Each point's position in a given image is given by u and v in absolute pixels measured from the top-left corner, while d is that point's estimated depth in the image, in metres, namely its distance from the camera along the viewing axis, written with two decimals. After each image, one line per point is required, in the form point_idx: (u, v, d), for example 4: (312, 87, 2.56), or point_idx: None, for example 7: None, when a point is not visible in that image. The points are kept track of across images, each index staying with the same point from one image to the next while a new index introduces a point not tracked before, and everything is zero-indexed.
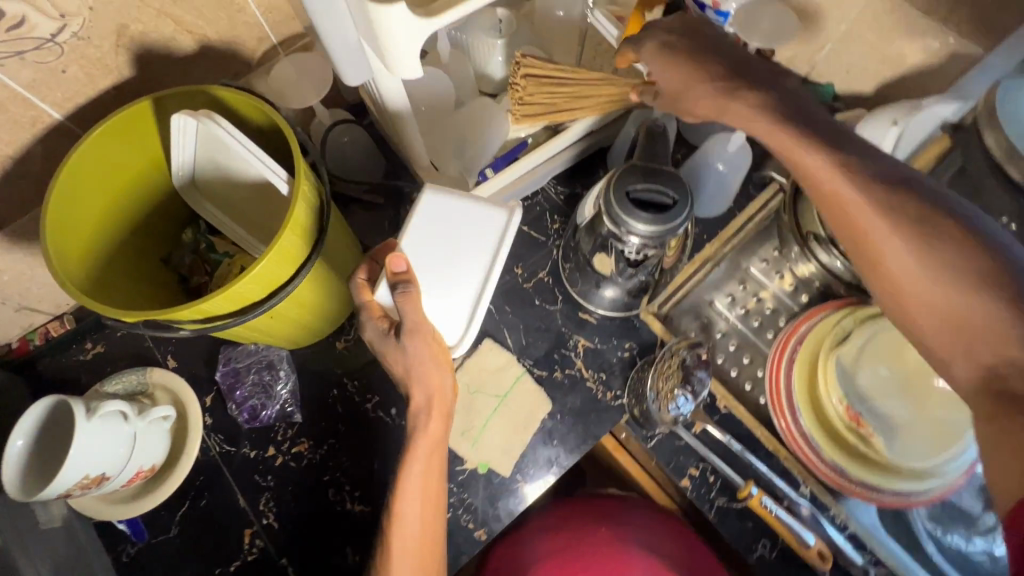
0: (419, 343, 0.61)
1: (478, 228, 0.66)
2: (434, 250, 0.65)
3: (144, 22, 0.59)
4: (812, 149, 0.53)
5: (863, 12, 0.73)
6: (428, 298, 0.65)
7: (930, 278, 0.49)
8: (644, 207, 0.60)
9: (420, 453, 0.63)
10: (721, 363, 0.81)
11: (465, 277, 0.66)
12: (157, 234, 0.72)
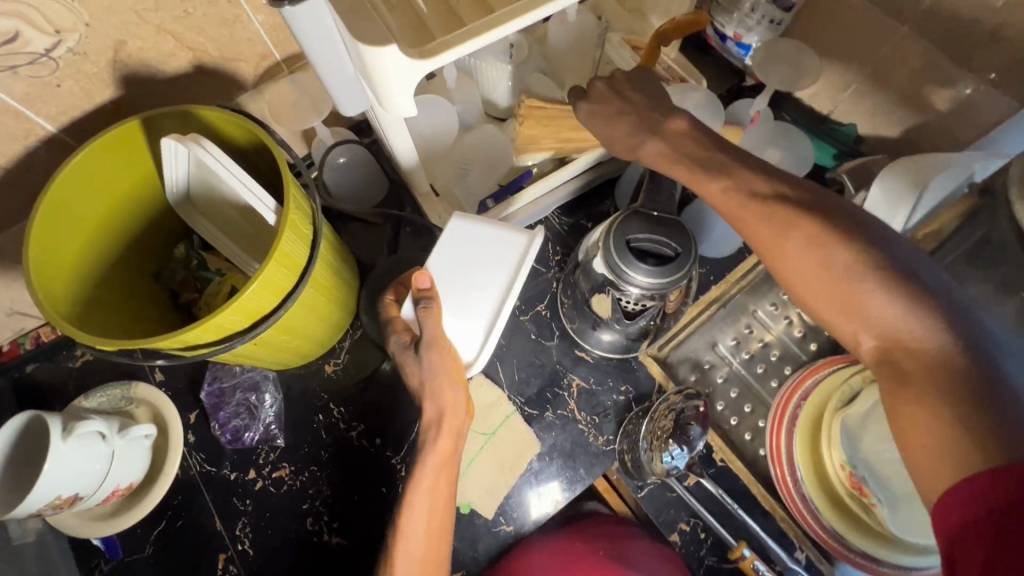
0: (434, 359, 0.60)
1: (500, 250, 0.63)
2: (454, 269, 0.63)
3: (143, 38, 0.58)
4: (759, 194, 0.48)
5: (890, 54, 0.72)
6: (449, 317, 0.63)
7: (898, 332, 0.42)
8: (645, 256, 0.57)
9: (428, 472, 0.59)
10: (721, 411, 0.78)
11: (480, 303, 0.63)
12: (149, 249, 0.71)
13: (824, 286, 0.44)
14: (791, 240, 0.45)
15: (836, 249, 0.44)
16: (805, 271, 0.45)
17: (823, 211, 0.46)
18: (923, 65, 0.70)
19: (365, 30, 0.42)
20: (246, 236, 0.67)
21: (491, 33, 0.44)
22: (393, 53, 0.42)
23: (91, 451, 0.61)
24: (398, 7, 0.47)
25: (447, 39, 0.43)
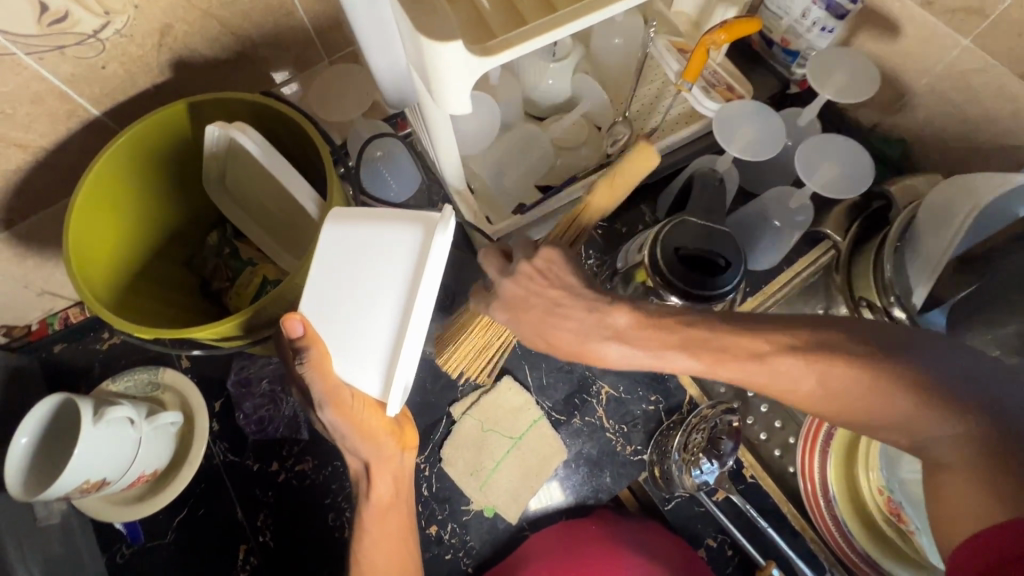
0: (348, 425, 0.54)
1: (390, 258, 0.50)
2: (344, 303, 0.51)
3: (189, 22, 0.57)
4: (727, 349, 0.48)
5: (950, 67, 0.69)
6: (343, 363, 0.52)
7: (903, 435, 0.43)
8: (696, 266, 0.56)
9: (369, 517, 0.60)
10: (751, 425, 0.76)
11: (374, 327, 0.50)
12: (182, 235, 0.71)
13: (848, 409, 0.45)
14: (784, 372, 0.46)
15: (845, 373, 0.44)
16: (829, 403, 0.46)
17: (815, 335, 0.47)
18: (984, 80, 0.68)
19: (427, 23, 0.41)
20: (278, 224, 0.66)
21: (553, 33, 0.43)
22: (454, 48, 0.40)
23: (120, 436, 0.61)
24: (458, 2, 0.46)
25: (509, 37, 0.42)
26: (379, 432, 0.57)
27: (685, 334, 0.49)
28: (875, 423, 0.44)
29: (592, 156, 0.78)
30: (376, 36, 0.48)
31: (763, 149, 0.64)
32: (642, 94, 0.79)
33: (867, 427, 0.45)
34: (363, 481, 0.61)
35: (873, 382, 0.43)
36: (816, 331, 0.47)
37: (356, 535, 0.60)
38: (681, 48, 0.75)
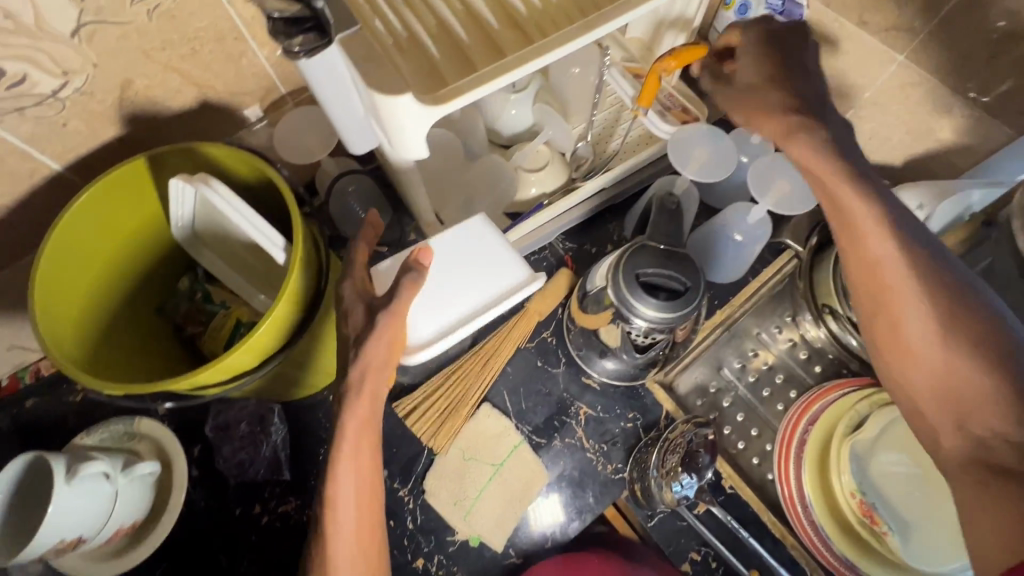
0: (386, 329, 0.57)
1: (498, 265, 0.68)
2: (446, 272, 0.68)
3: (150, 76, 0.58)
4: (880, 235, 0.55)
5: (888, 82, 0.74)
6: (416, 307, 0.67)
7: (959, 397, 0.51)
8: (656, 290, 0.57)
9: (352, 424, 0.57)
10: (728, 435, 0.80)
11: (462, 297, 0.67)
12: (153, 282, 0.71)
13: (897, 342, 0.55)
14: (909, 285, 0.54)
15: (931, 322, 0.53)
16: (892, 330, 0.55)
17: (951, 295, 0.53)
18: (922, 92, 0.72)
19: (382, 78, 0.44)
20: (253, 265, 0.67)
21: (502, 78, 0.45)
22: (406, 102, 0.44)
23: (95, 492, 0.60)
24: (409, 51, 0.47)
25: (459, 85, 0.45)
26: (394, 357, 0.60)
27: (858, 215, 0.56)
28: (920, 369, 0.53)
29: (558, 181, 0.80)
30: (331, 99, 0.50)
31: (716, 170, 0.66)
32: (601, 118, 0.83)
33: (907, 368, 0.54)
34: (350, 394, 0.57)
35: (948, 338, 0.52)
36: (922, 263, 0.54)
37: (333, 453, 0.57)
38: (635, 74, 0.80)
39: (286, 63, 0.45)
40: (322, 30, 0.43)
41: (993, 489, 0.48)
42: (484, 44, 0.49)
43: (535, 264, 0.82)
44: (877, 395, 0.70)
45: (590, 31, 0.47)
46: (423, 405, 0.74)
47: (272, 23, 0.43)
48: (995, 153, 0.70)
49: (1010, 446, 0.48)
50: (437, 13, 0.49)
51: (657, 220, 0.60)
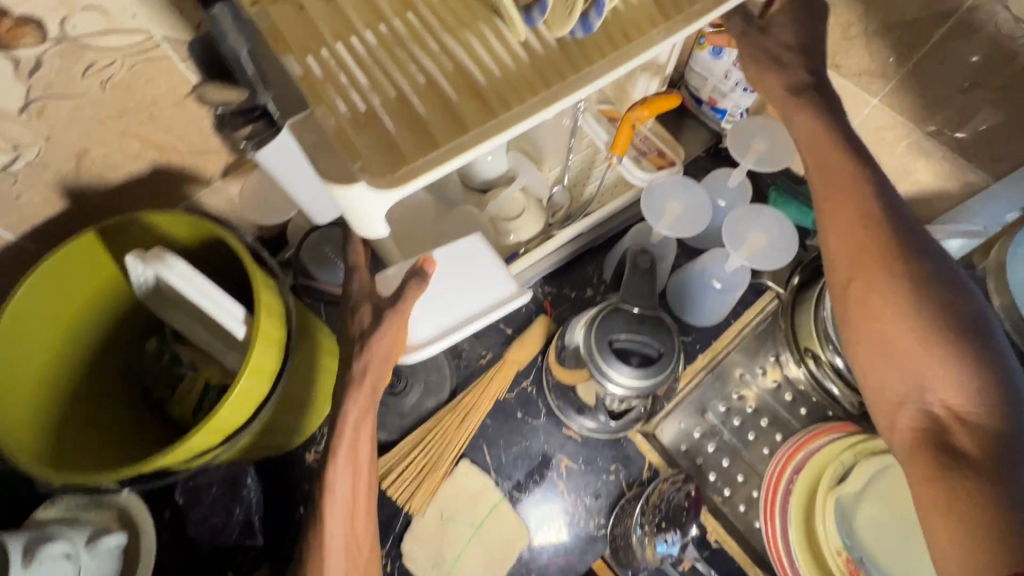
0: (390, 326, 0.60)
1: (491, 282, 0.70)
2: (447, 279, 0.70)
3: (108, 143, 0.57)
4: (857, 201, 0.58)
5: (865, 123, 0.73)
6: (418, 310, 0.68)
7: (920, 359, 0.55)
8: (629, 354, 0.55)
9: (353, 416, 0.59)
10: (713, 481, 0.78)
11: (459, 309, 0.69)
12: (118, 344, 0.68)
13: (872, 313, 0.57)
14: (878, 259, 0.57)
15: (906, 299, 0.56)
16: (872, 303, 0.57)
17: (908, 265, 0.57)
18: (898, 135, 0.71)
19: (331, 164, 0.43)
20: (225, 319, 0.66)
21: (461, 158, 0.45)
22: (361, 189, 0.43)
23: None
24: (366, 125, 0.44)
25: (416, 167, 0.44)
26: (395, 353, 0.62)
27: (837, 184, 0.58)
28: (890, 341, 0.56)
29: (536, 228, 0.79)
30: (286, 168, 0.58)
31: (690, 225, 0.65)
32: (578, 160, 0.81)
33: (879, 340, 0.57)
34: (350, 387, 0.59)
35: (918, 316, 0.56)
36: (898, 244, 0.57)
37: (336, 442, 0.58)
38: (609, 116, 0.79)
39: (237, 152, 0.54)
40: (269, 120, 0.50)
41: (955, 465, 0.51)
42: (444, 116, 0.46)
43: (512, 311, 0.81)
44: (862, 446, 0.69)
45: (551, 104, 0.47)
46: (401, 469, 0.72)
47: (222, 115, 0.52)
48: (970, 199, 0.70)
49: (959, 420, 0.53)
50: (395, 83, 0.46)
51: (631, 276, 0.59)
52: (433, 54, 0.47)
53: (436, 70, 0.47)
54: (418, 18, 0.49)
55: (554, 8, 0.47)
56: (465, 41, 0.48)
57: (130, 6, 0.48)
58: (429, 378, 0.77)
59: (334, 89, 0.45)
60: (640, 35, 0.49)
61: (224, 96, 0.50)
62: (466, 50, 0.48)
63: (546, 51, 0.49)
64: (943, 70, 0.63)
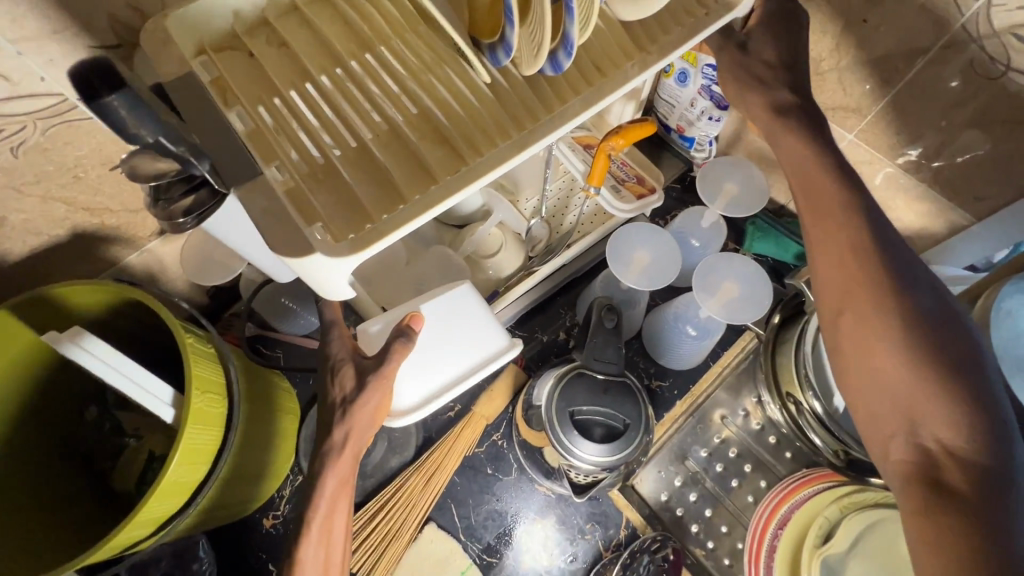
0: (375, 392, 0.53)
1: (480, 337, 0.62)
2: (433, 335, 0.61)
3: (27, 210, 0.53)
4: (846, 220, 0.51)
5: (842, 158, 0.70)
6: (403, 372, 0.60)
7: (920, 399, 0.45)
8: (592, 426, 0.57)
9: (330, 488, 0.52)
10: (695, 533, 0.73)
11: (447, 368, 0.61)
12: (51, 418, 0.62)
13: (860, 341, 0.49)
14: (876, 284, 0.49)
15: (900, 326, 0.47)
16: (861, 331, 0.49)
17: (909, 295, 0.48)
18: (876, 171, 0.68)
19: (283, 233, 0.38)
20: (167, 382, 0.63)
21: (429, 213, 0.40)
22: (317, 259, 0.37)
23: None
24: (325, 182, 0.40)
25: (380, 224, 0.39)
26: (381, 417, 0.55)
27: (821, 203, 0.52)
28: (881, 372, 0.47)
29: (513, 265, 0.73)
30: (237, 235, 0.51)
31: (657, 275, 0.65)
32: (554, 191, 0.77)
33: (868, 372, 0.48)
34: (330, 456, 0.53)
35: (912, 343, 0.47)
36: (895, 267, 0.49)
37: (305, 520, 0.51)
38: (584, 144, 0.74)
39: (174, 228, 0.43)
40: (214, 188, 0.40)
41: (945, 509, 0.42)
42: (410, 167, 0.42)
43: None
44: (849, 499, 0.65)
45: (524, 148, 0.42)
46: (366, 537, 0.69)
47: (154, 190, 0.40)
48: (951, 237, 0.68)
49: (955, 463, 0.44)
50: (355, 132, 0.42)
51: (595, 337, 0.59)
52: (398, 96, 0.43)
53: (400, 115, 0.42)
54: (379, 58, 0.44)
55: (520, 48, 0.43)
56: (432, 81, 0.43)
57: (36, 69, 0.45)
58: (394, 436, 0.74)
59: (288, 142, 0.41)
60: (613, 69, 0.46)
61: (160, 169, 0.38)
62: (431, 90, 0.43)
63: (515, 89, 0.45)
64: (919, 107, 0.60)
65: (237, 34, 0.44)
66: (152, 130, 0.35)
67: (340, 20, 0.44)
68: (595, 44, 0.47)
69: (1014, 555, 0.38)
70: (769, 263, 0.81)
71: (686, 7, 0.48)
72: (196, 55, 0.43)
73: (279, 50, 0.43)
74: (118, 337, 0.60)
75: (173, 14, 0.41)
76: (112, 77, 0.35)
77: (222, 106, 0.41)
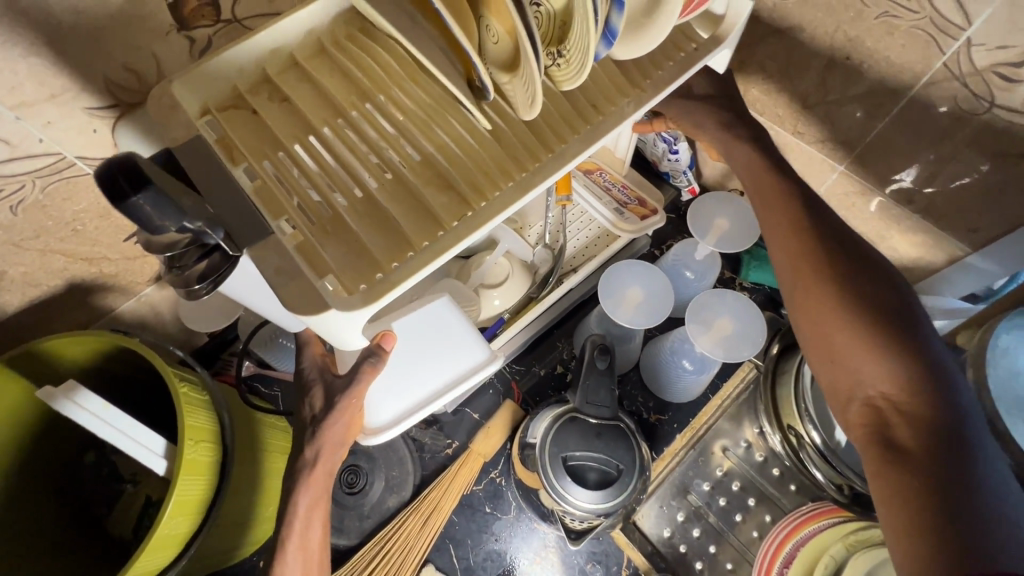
0: (342, 415, 0.53)
1: (457, 349, 0.62)
2: (409, 349, 0.61)
3: (26, 263, 0.54)
4: (788, 194, 0.54)
5: (836, 185, 0.71)
6: (376, 387, 0.59)
7: (870, 358, 0.47)
8: (587, 470, 0.57)
9: (302, 504, 0.52)
10: (699, 571, 0.71)
11: (421, 380, 0.60)
12: (47, 466, 0.62)
13: (810, 307, 0.51)
14: (821, 251, 0.52)
15: (842, 295, 0.50)
16: (809, 299, 0.51)
17: (851, 263, 0.51)
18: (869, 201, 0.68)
19: (294, 298, 0.38)
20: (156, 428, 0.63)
21: (436, 262, 0.40)
22: (334, 316, 0.38)
23: None
24: (333, 235, 0.41)
25: (390, 275, 0.40)
26: (352, 434, 0.56)
27: (773, 181, 0.55)
28: (829, 336, 0.50)
29: (519, 294, 0.73)
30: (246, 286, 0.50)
31: (650, 312, 0.66)
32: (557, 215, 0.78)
33: (819, 337, 0.50)
34: (303, 474, 0.53)
35: (854, 303, 0.49)
36: (832, 245, 0.52)
37: (281, 532, 0.52)
38: (587, 170, 0.78)
39: (187, 298, 0.40)
40: (228, 253, 0.39)
41: (903, 456, 0.44)
42: (416, 214, 0.42)
43: (478, 389, 0.77)
44: (855, 537, 0.62)
45: (527, 190, 0.43)
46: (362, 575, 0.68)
47: (169, 260, 0.39)
48: (950, 265, 0.67)
49: (902, 418, 0.46)
50: (360, 182, 0.42)
51: (588, 380, 0.60)
52: (400, 142, 0.44)
53: (402, 162, 0.43)
54: (379, 107, 0.45)
55: (517, 95, 0.44)
56: (434, 130, 0.44)
57: (34, 131, 0.46)
58: (391, 474, 0.73)
59: (291, 191, 0.42)
60: (610, 107, 0.47)
61: (169, 240, 0.37)
62: (431, 135, 0.44)
63: (516, 132, 0.46)
64: (908, 141, 0.60)
65: (239, 92, 0.44)
66: (179, 220, 0.34)
67: (339, 74, 0.45)
68: (591, 85, 0.48)
69: (970, 488, 0.41)
70: (766, 292, 0.82)
71: (676, 41, 0.49)
72: (202, 114, 0.44)
73: (282, 107, 0.44)
74: (113, 384, 0.61)
75: (179, 78, 0.42)
76: (136, 172, 0.33)
77: (229, 163, 0.42)
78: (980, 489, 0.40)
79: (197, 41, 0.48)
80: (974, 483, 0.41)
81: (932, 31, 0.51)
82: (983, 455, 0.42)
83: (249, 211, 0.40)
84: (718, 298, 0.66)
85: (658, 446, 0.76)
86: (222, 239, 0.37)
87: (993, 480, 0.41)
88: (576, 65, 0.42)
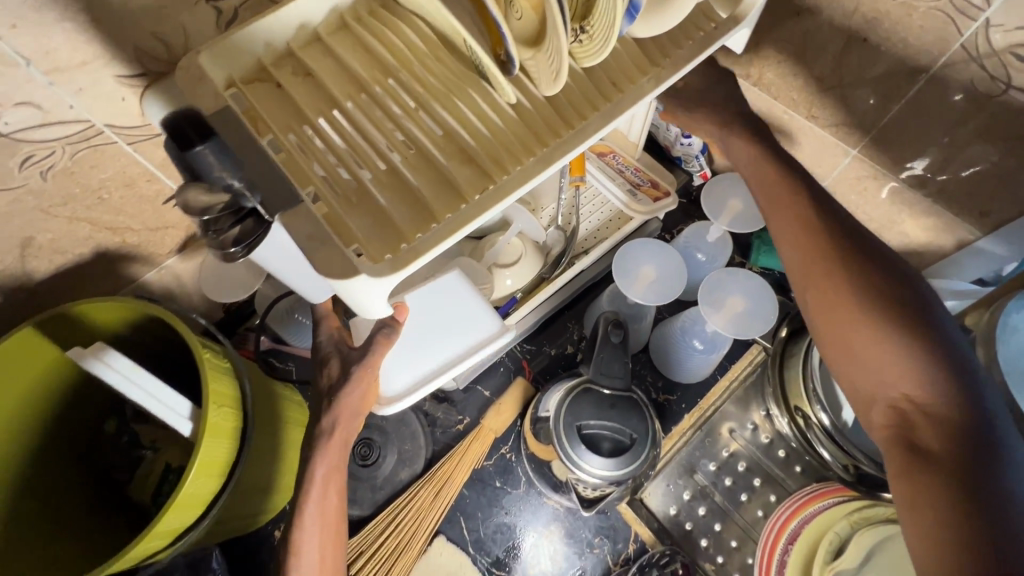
0: (359, 384, 0.55)
1: (469, 321, 0.63)
2: (422, 321, 0.63)
3: (53, 230, 0.55)
4: (802, 193, 0.55)
5: (849, 170, 0.72)
6: (389, 357, 0.61)
7: (889, 355, 0.48)
8: (600, 440, 0.58)
9: (320, 473, 0.53)
10: (704, 548, 0.73)
11: (435, 351, 0.62)
12: (70, 431, 0.63)
13: (827, 307, 0.52)
14: (836, 250, 0.52)
15: (859, 295, 0.50)
16: (824, 299, 0.52)
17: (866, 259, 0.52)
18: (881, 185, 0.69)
19: (328, 261, 0.39)
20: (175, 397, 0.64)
21: (461, 230, 0.41)
22: (363, 281, 0.39)
23: None
24: (356, 205, 0.42)
25: (415, 245, 0.40)
26: (368, 404, 0.57)
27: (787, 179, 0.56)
28: (847, 335, 0.50)
29: (532, 273, 0.73)
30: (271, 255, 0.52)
31: (663, 291, 0.67)
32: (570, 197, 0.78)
33: (836, 337, 0.51)
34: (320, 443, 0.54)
35: (871, 302, 0.50)
36: (846, 242, 0.53)
37: (301, 499, 0.53)
38: (601, 153, 0.78)
39: (222, 258, 0.43)
40: (260, 218, 0.41)
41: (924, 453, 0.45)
42: (439, 185, 0.43)
43: (489, 367, 0.78)
44: (860, 515, 0.64)
45: (550, 163, 0.44)
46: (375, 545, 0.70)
47: (205, 223, 0.41)
48: (960, 250, 0.68)
49: (923, 414, 0.47)
50: (383, 156, 0.43)
51: (603, 353, 0.61)
52: (421, 118, 0.45)
53: (425, 138, 0.44)
54: (401, 84, 0.45)
55: (539, 70, 0.45)
56: (455, 105, 0.45)
57: (66, 97, 0.47)
58: (403, 449, 0.75)
59: (315, 160, 0.43)
60: (629, 84, 0.48)
61: (207, 202, 0.39)
62: (453, 109, 0.45)
63: (536, 110, 0.47)
64: (922, 124, 0.61)
65: (262, 66, 0.45)
66: (232, 172, 0.39)
67: (361, 48, 0.46)
68: (612, 63, 0.48)
69: (989, 482, 0.42)
70: (775, 277, 0.83)
71: (696, 20, 0.50)
72: (226, 88, 0.44)
73: (305, 80, 0.45)
74: (135, 352, 0.62)
75: (204, 52, 0.42)
76: (200, 127, 0.38)
77: (256, 134, 0.43)
78: (1000, 485, 0.42)
79: (224, 13, 0.49)
80: (992, 478, 0.42)
81: (950, 12, 0.51)
82: (1000, 449, 0.44)
83: (278, 176, 0.41)
84: (732, 277, 0.67)
85: (666, 425, 0.77)
86: (259, 204, 0.40)
87: (1011, 474, 0.42)
88: (600, 41, 0.43)
